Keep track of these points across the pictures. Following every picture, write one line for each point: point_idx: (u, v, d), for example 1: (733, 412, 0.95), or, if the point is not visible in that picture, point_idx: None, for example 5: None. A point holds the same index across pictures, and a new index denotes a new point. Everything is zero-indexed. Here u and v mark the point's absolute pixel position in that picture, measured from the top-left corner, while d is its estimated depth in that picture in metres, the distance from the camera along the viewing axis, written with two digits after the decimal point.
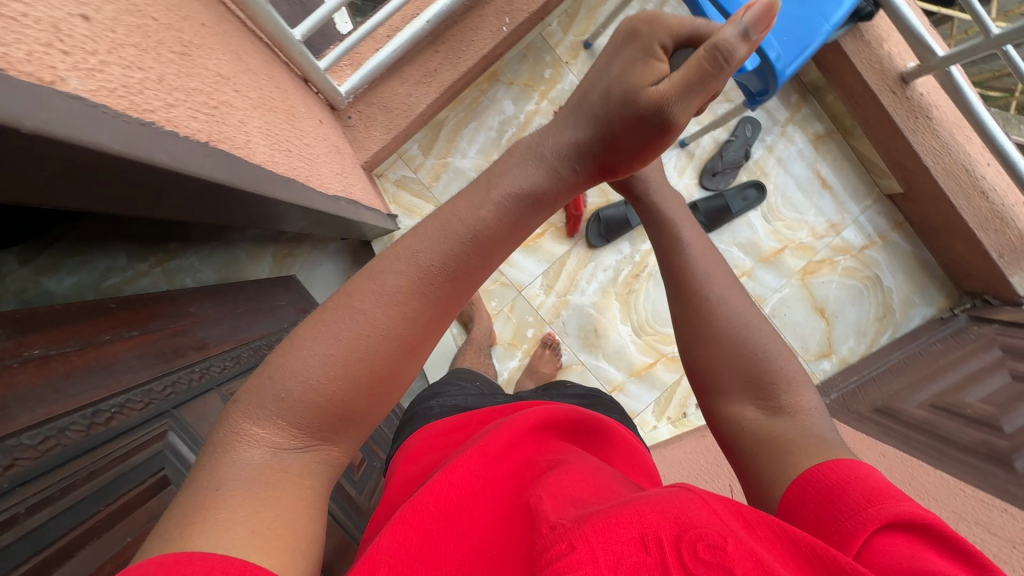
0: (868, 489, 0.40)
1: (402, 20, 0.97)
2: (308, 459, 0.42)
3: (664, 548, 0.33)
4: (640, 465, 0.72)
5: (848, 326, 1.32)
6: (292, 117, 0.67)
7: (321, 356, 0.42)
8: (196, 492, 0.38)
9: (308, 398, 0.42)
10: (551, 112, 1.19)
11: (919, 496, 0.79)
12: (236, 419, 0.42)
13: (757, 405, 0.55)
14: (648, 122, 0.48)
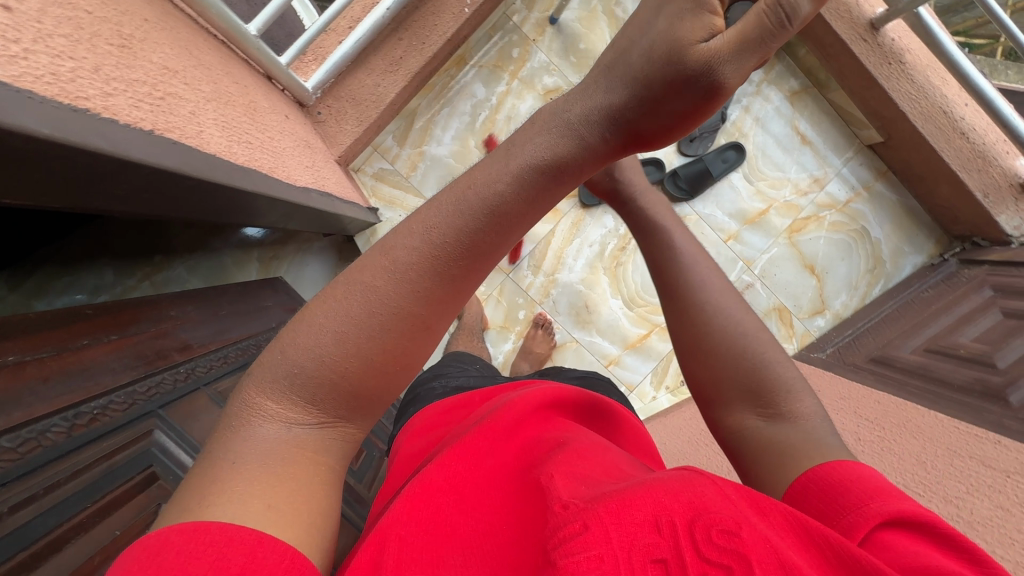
0: (870, 489, 0.43)
1: (363, 10, 0.97)
2: (321, 435, 0.44)
3: (678, 532, 0.34)
4: (640, 442, 0.72)
5: (839, 280, 1.32)
6: (253, 112, 0.67)
7: (331, 335, 0.43)
8: (213, 465, 0.41)
9: (311, 377, 0.44)
10: (522, 92, 1.18)
11: (913, 437, 0.80)
12: (253, 394, 0.44)
13: (757, 412, 0.55)
14: (693, 86, 0.44)
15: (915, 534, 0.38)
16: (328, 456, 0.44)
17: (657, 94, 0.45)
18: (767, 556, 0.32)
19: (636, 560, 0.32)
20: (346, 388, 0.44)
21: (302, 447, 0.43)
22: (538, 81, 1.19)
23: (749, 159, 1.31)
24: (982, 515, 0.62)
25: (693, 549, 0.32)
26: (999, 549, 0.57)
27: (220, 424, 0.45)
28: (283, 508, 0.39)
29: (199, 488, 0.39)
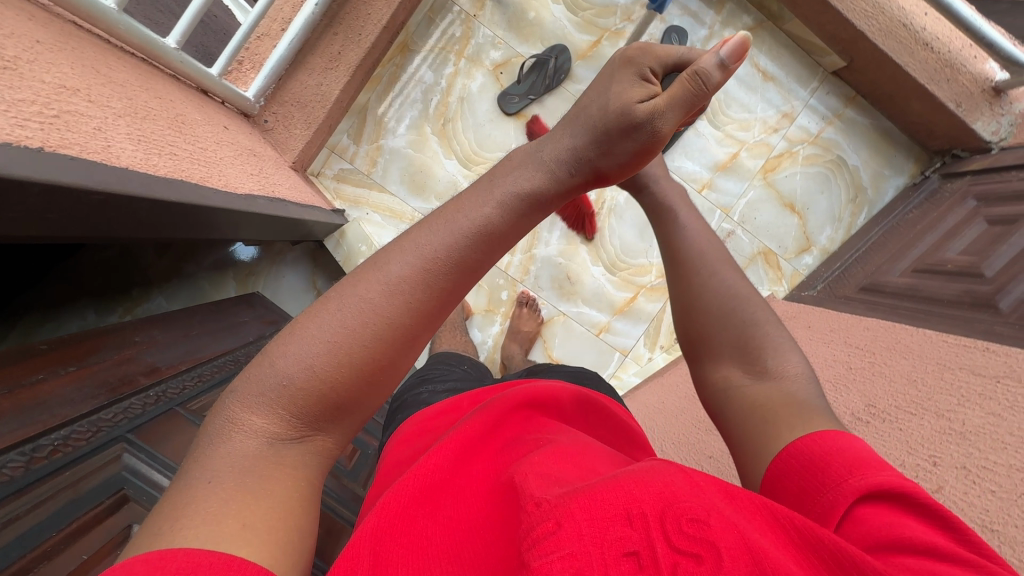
0: (850, 461, 0.41)
1: (293, 10, 0.96)
2: (303, 451, 0.42)
3: (648, 523, 0.31)
4: (623, 431, 0.68)
5: (821, 215, 1.29)
6: (181, 124, 0.66)
7: (325, 344, 0.43)
8: (190, 483, 0.38)
9: (296, 388, 0.42)
10: (472, 71, 1.17)
11: (903, 357, 0.78)
12: (234, 408, 0.42)
13: (742, 368, 0.57)
14: (640, 130, 0.53)
15: (893, 514, 0.36)
16: (304, 470, 0.42)
17: (612, 136, 0.53)
18: (737, 545, 0.30)
19: (606, 555, 0.30)
20: (338, 392, 0.43)
21: (279, 464, 0.41)
22: (485, 56, 1.17)
23: (715, 105, 1.28)
24: (974, 425, 0.61)
25: (664, 539, 0.30)
26: (991, 454, 0.56)
27: (201, 433, 0.42)
28: (256, 531, 0.36)
29: (174, 506, 0.36)
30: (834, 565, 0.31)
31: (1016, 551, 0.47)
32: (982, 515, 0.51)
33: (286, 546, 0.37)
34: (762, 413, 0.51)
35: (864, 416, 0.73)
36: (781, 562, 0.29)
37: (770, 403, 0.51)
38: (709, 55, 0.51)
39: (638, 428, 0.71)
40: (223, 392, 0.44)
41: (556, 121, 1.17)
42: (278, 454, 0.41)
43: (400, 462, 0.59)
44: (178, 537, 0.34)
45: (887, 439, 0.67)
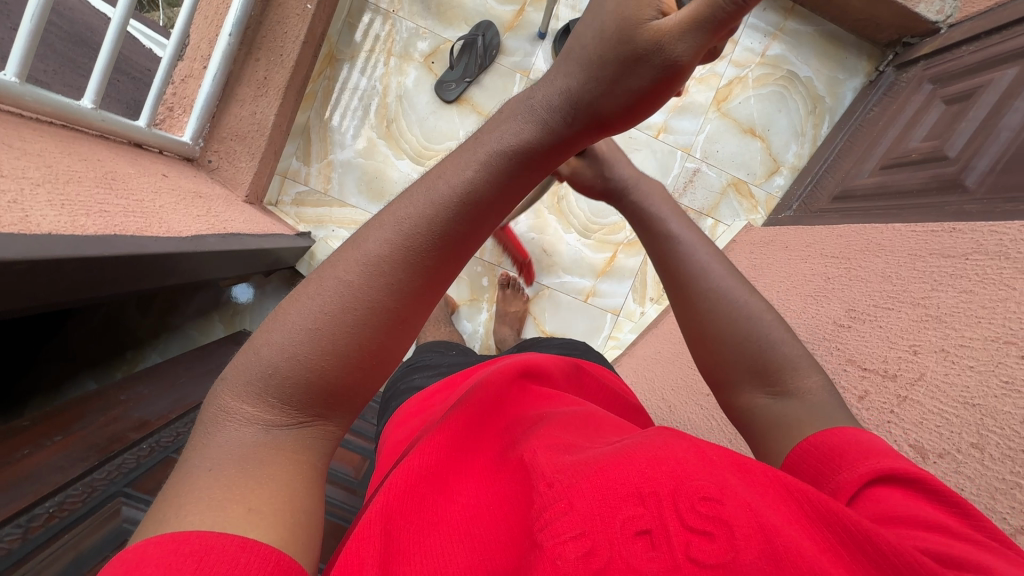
0: (867, 450, 0.39)
1: (209, 45, 0.96)
2: (302, 437, 0.38)
3: (661, 498, 0.29)
4: (618, 397, 0.63)
5: (783, 133, 1.27)
6: (113, 180, 0.66)
7: (307, 332, 0.39)
8: (188, 472, 0.35)
9: (282, 378, 0.38)
10: (404, 68, 1.16)
11: (876, 256, 0.77)
12: (225, 398, 0.39)
13: (763, 389, 0.50)
14: (644, 64, 0.41)
15: (911, 498, 0.35)
16: (304, 455, 0.38)
17: (610, 72, 0.42)
18: (750, 520, 0.28)
19: (615, 538, 0.28)
20: (323, 376, 0.39)
21: (276, 448, 0.37)
22: (413, 49, 1.16)
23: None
24: (949, 306, 0.60)
25: (676, 516, 0.29)
26: (967, 331, 0.55)
27: (198, 426, 0.39)
28: (265, 513, 0.33)
29: (177, 495, 0.33)
30: (847, 539, 0.28)
31: (997, 418, 0.47)
32: (963, 392, 0.51)
33: (297, 532, 0.34)
34: (782, 430, 0.47)
35: (846, 321, 0.72)
36: (795, 539, 0.27)
37: (796, 421, 0.46)
38: None
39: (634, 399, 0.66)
40: (219, 377, 0.41)
41: (494, 100, 1.17)
42: (271, 439, 0.37)
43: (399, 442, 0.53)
44: (186, 520, 0.31)
45: (869, 338, 0.66)
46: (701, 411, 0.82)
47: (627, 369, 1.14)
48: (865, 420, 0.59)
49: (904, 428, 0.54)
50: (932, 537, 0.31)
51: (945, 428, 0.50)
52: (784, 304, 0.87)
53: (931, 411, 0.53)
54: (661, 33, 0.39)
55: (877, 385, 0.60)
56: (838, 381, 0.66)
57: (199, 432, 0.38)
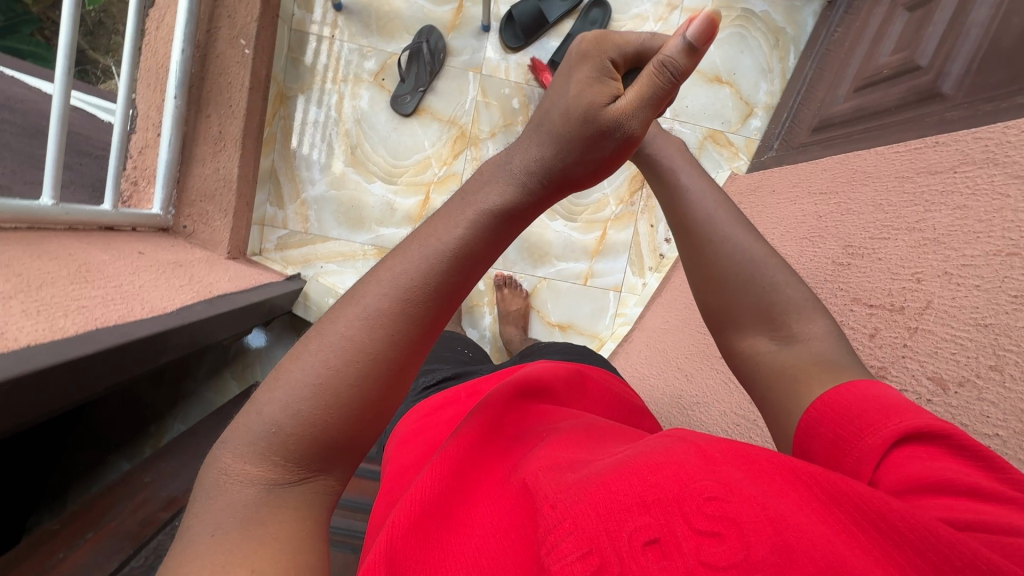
0: (885, 407, 0.37)
1: (157, 111, 0.95)
2: (306, 492, 0.37)
3: (666, 503, 0.29)
4: (624, 402, 0.61)
5: (750, 74, 1.23)
6: (88, 271, 0.66)
7: (308, 389, 0.38)
8: (190, 541, 0.34)
9: (285, 437, 0.37)
10: (356, 92, 1.15)
11: (863, 184, 0.75)
12: (225, 460, 0.38)
13: (769, 336, 0.49)
14: (608, 136, 0.43)
15: (937, 459, 0.33)
16: (307, 508, 0.37)
17: (579, 145, 0.44)
18: (758, 514, 0.27)
19: (625, 550, 0.28)
20: (325, 431, 0.38)
21: (280, 505, 0.36)
22: (361, 70, 1.14)
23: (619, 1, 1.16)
24: (945, 226, 0.58)
25: (685, 521, 0.28)
26: (970, 250, 0.53)
27: (197, 489, 0.38)
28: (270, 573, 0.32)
29: (182, 565, 0.32)
30: (861, 518, 0.27)
31: (1012, 336, 0.45)
32: (971, 314, 0.50)
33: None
34: (789, 384, 0.45)
35: (845, 259, 0.70)
36: (805, 527, 0.27)
37: (799, 370, 0.45)
38: (673, 40, 0.41)
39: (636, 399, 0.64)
40: (220, 436, 0.39)
41: (452, 105, 1.15)
42: (273, 498, 0.36)
43: (400, 467, 0.49)
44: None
45: (871, 273, 0.65)
46: (719, 377, 0.81)
47: (638, 344, 1.13)
48: (879, 358, 0.57)
49: (919, 360, 0.52)
50: (971, 505, 0.30)
51: (961, 354, 0.49)
52: (781, 251, 0.86)
53: (945, 340, 0.51)
54: (621, 112, 0.42)
55: (887, 320, 0.59)
56: (847, 323, 0.64)
57: (200, 496, 0.37)
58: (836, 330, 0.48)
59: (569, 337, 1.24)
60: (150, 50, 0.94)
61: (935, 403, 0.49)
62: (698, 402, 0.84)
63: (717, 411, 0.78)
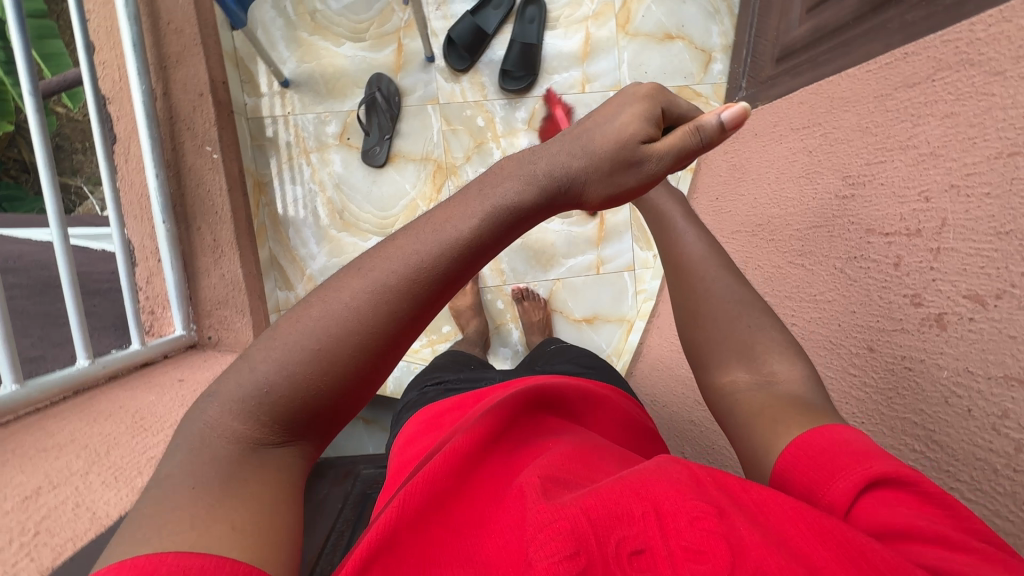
0: (856, 451, 0.38)
1: (151, 240, 0.97)
2: (288, 457, 0.37)
3: (654, 518, 0.33)
4: (638, 415, 0.60)
5: (698, 21, 1.21)
6: (143, 418, 0.69)
7: (307, 352, 0.36)
8: (162, 493, 0.33)
9: (275, 398, 0.36)
10: (327, 158, 1.16)
11: (846, 110, 0.74)
12: (213, 408, 0.36)
13: (746, 372, 0.50)
14: (630, 167, 0.43)
15: (906, 505, 0.34)
16: (288, 471, 0.36)
17: (606, 163, 0.43)
18: (748, 540, 0.31)
19: (614, 556, 0.31)
20: (319, 396, 0.36)
21: (260, 466, 0.35)
22: (325, 136, 1.16)
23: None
24: (939, 138, 0.57)
25: (670, 535, 0.32)
26: (971, 157, 0.53)
27: (175, 438, 0.36)
28: (249, 535, 0.32)
29: (152, 516, 0.31)
30: (845, 556, 0.30)
31: None
32: (991, 224, 0.50)
33: (281, 553, 0.33)
34: (762, 424, 0.45)
35: (848, 191, 0.70)
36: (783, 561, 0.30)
37: (772, 409, 0.45)
38: (713, 115, 0.43)
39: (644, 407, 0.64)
40: (208, 385, 0.38)
41: (419, 141, 1.16)
42: (255, 458, 0.35)
43: (403, 460, 0.53)
44: (162, 540, 0.30)
45: (877, 201, 0.64)
46: None
47: (667, 318, 1.13)
48: (909, 285, 0.57)
49: (950, 280, 0.52)
50: (945, 556, 0.31)
51: (989, 266, 0.49)
52: (780, 194, 0.85)
53: (971, 255, 0.51)
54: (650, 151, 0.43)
55: (907, 246, 0.58)
56: (865, 255, 0.64)
57: (178, 442, 0.36)
58: (813, 372, 0.49)
59: (598, 328, 1.25)
60: (125, 183, 0.96)
61: (978, 320, 0.49)
62: None
63: None
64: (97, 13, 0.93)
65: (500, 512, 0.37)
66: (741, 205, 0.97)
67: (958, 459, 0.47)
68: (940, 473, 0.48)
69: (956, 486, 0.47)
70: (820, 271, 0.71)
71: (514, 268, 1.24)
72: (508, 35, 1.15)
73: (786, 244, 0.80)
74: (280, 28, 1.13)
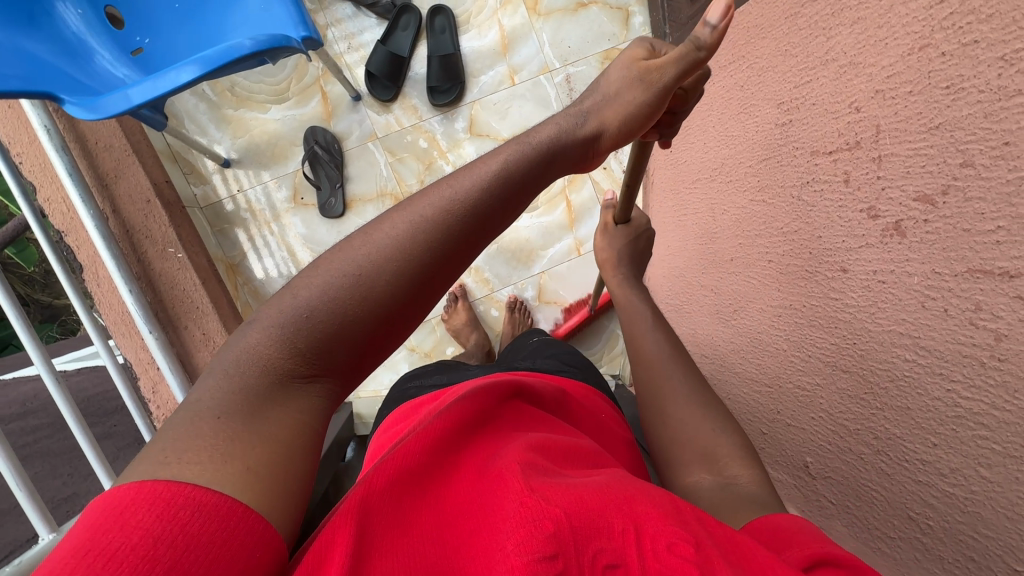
0: (810, 532, 0.43)
1: (143, 351, 0.99)
2: (313, 401, 0.40)
3: (631, 537, 0.37)
4: (609, 424, 0.66)
5: None
6: None
7: (349, 278, 0.41)
8: (201, 412, 0.36)
9: (313, 324, 0.40)
10: (288, 222, 1.17)
11: (763, 37, 0.73)
12: (252, 335, 0.40)
13: (708, 471, 0.56)
14: (635, 85, 0.52)
15: None
16: (309, 415, 0.39)
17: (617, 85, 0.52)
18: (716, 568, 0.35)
19: (592, 568, 0.35)
20: (352, 328, 0.41)
21: (286, 406, 0.38)
22: (279, 203, 1.16)
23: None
24: (854, 45, 0.57)
25: (645, 556, 0.36)
26: (887, 58, 0.52)
27: (214, 361, 0.40)
28: (263, 479, 0.35)
29: (177, 440, 0.35)
30: None
31: (966, 125, 0.44)
32: (920, 122, 0.49)
33: (291, 542, 0.36)
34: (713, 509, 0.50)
35: (785, 117, 0.69)
36: None
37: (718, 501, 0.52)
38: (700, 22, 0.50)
39: (616, 413, 0.71)
40: (248, 316, 0.42)
41: (372, 181, 1.16)
42: (283, 393, 0.39)
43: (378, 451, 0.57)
44: (182, 469, 0.33)
45: (814, 121, 0.63)
46: (743, 278, 0.81)
47: None
48: (862, 199, 0.56)
49: (898, 185, 0.52)
50: None
51: (929, 165, 0.48)
52: (726, 134, 0.84)
53: (911, 156, 0.50)
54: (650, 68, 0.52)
55: (851, 159, 0.58)
56: (817, 178, 0.63)
57: (213, 366, 0.39)
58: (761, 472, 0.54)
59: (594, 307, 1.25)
60: (104, 306, 0.98)
61: (932, 220, 0.48)
62: (736, 308, 0.83)
63: (755, 311, 0.78)
64: (27, 154, 0.95)
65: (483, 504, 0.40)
66: (694, 152, 0.96)
67: (948, 360, 0.47)
68: (935, 377, 0.48)
69: (952, 386, 0.46)
70: (781, 203, 0.70)
71: (497, 274, 1.24)
72: (424, 52, 1.15)
73: (743, 183, 0.80)
74: (204, 116, 1.14)
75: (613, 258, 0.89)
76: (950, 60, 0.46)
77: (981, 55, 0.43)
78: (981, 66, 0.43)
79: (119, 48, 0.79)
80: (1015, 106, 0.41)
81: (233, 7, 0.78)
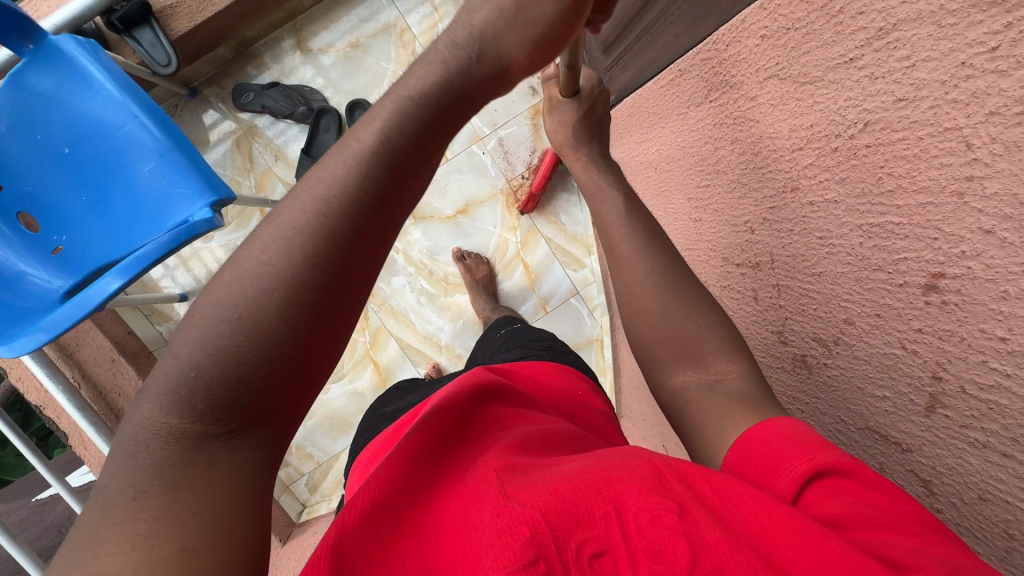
0: (811, 443, 0.36)
1: None
2: (238, 446, 0.30)
3: (614, 519, 0.32)
4: (588, 397, 0.61)
5: None
6: None
7: (226, 309, 0.31)
8: (112, 505, 0.27)
9: (209, 377, 0.30)
10: None
11: (666, 126, 0.70)
12: (153, 401, 0.30)
13: (695, 373, 0.48)
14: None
15: (852, 494, 0.33)
16: (252, 475, 0.30)
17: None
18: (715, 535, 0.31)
19: (575, 561, 0.31)
20: (269, 397, 0.31)
21: (214, 468, 0.29)
22: None
23: (368, 87, 1.14)
24: (738, 164, 0.54)
25: (630, 535, 0.32)
26: (767, 189, 0.50)
27: (115, 445, 0.30)
28: (200, 562, 0.25)
29: (94, 532, 0.26)
30: (794, 540, 0.30)
31: (843, 283, 0.42)
32: (804, 261, 0.47)
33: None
34: None
35: (697, 214, 0.67)
36: (761, 544, 0.30)
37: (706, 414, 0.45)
38: None
39: (594, 389, 0.64)
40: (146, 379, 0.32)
41: None
42: (206, 453, 0.29)
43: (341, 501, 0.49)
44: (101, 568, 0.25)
45: (719, 227, 0.61)
46: None
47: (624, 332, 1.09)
48: (772, 321, 0.54)
49: (798, 320, 0.50)
50: (902, 542, 0.30)
51: (819, 309, 0.46)
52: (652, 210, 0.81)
53: (803, 296, 0.48)
54: None
55: (755, 279, 0.56)
56: (732, 285, 0.61)
57: (115, 447, 0.30)
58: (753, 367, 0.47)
59: None
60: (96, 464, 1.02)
61: (831, 365, 0.46)
62: None
63: None
64: None
65: (458, 513, 0.35)
66: None
67: None
68: None
69: None
70: None
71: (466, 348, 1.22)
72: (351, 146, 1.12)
73: None
74: None
75: (569, 140, 0.69)
76: (818, 211, 0.43)
77: (842, 217, 0.41)
78: (844, 227, 0.41)
79: (39, 251, 0.79)
80: (879, 280, 0.39)
81: (140, 200, 0.78)
